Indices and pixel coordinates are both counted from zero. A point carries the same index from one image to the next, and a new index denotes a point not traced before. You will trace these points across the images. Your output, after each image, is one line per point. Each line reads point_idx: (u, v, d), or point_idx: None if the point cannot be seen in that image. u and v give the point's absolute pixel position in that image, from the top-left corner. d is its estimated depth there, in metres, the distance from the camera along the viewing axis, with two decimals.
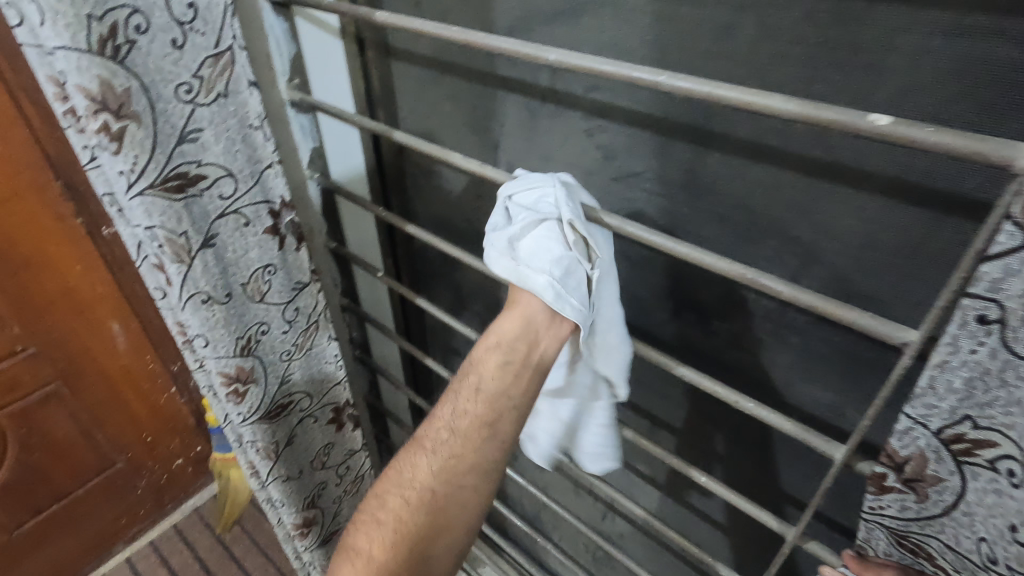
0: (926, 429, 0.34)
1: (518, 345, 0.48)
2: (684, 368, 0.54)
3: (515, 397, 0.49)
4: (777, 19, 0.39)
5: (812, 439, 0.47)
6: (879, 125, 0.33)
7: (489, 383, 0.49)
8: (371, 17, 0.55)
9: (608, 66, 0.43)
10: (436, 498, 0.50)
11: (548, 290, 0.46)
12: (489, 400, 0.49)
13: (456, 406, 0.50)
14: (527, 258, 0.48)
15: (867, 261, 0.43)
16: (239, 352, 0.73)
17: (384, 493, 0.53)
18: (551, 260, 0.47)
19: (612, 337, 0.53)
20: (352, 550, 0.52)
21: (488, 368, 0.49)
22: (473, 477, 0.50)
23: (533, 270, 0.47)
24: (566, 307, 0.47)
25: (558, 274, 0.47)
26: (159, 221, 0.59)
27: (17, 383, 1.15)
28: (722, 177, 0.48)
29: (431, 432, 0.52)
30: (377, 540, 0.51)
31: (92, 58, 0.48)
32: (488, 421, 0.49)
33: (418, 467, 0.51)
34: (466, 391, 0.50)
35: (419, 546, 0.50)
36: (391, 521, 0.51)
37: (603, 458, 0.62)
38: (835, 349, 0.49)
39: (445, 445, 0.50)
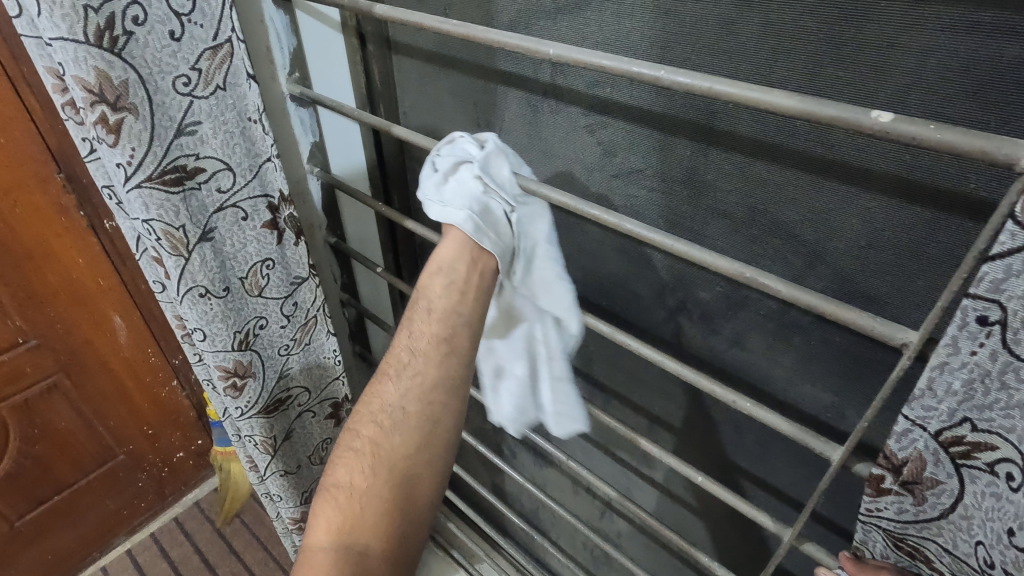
0: (924, 430, 0.34)
1: (458, 267, 0.53)
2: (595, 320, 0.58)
3: (465, 313, 0.53)
4: (782, 14, 0.39)
5: (811, 440, 0.47)
6: (881, 123, 0.32)
7: (438, 301, 0.53)
8: (371, 10, 0.55)
9: (606, 61, 0.42)
10: (405, 417, 0.52)
11: (468, 223, 0.51)
12: (441, 317, 0.53)
13: (413, 328, 0.54)
14: (451, 196, 0.52)
15: (869, 261, 0.43)
16: (237, 347, 0.73)
17: (357, 426, 0.55)
18: (469, 197, 0.52)
19: (548, 272, 0.55)
20: (334, 483, 0.54)
21: (435, 291, 0.53)
22: (441, 392, 0.52)
23: (455, 208, 0.51)
24: (485, 239, 0.51)
25: (476, 209, 0.51)
26: (156, 214, 0.59)
27: (19, 375, 1.15)
28: (724, 175, 0.47)
29: (394, 360, 0.54)
30: (356, 469, 0.53)
31: (89, 49, 0.48)
32: (444, 337, 0.52)
33: (386, 393, 0.53)
34: (420, 313, 0.54)
35: (398, 468, 0.52)
36: (367, 448, 0.53)
37: (569, 418, 0.63)
38: (835, 349, 0.48)
39: (408, 368, 0.53)
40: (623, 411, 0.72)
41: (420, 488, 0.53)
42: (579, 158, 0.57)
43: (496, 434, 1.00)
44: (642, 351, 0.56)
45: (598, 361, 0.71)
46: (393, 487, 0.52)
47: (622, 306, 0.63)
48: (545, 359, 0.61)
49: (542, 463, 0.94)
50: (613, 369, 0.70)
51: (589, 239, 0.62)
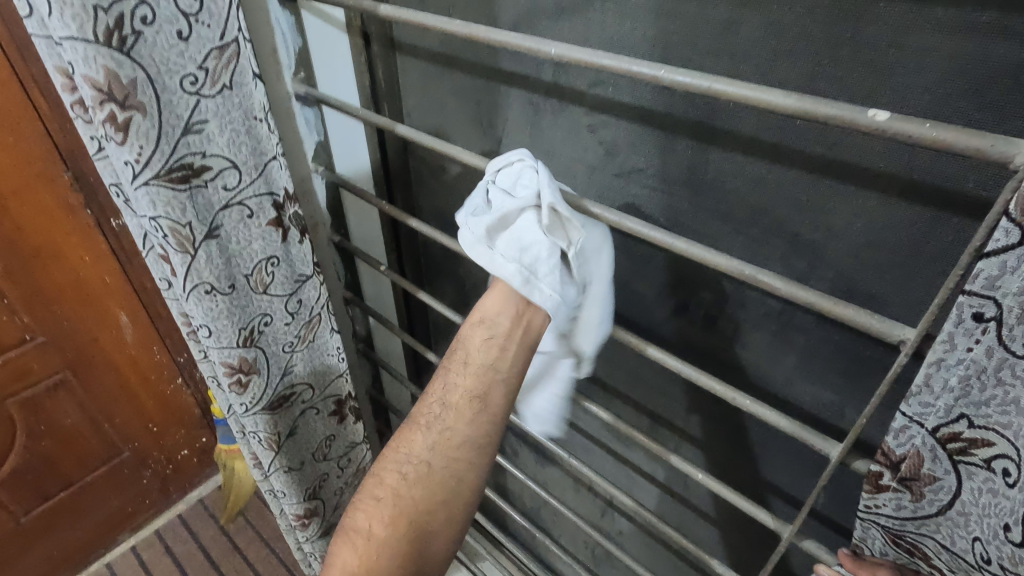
0: (922, 427, 0.34)
1: (501, 322, 0.50)
2: (659, 351, 0.55)
3: (502, 371, 0.51)
4: (781, 15, 0.39)
5: (810, 437, 0.47)
6: (877, 121, 0.32)
7: (475, 357, 0.51)
8: (375, 11, 0.55)
9: (608, 61, 0.43)
10: (432, 472, 0.52)
11: (517, 277, 0.47)
12: (477, 374, 0.51)
13: (447, 381, 0.53)
14: (500, 244, 0.49)
15: (869, 260, 0.43)
16: (242, 343, 0.74)
17: (383, 470, 0.55)
18: (522, 247, 0.48)
19: (594, 314, 0.54)
20: (353, 528, 0.55)
21: (474, 344, 0.51)
22: (469, 451, 0.52)
23: (505, 258, 0.48)
24: (536, 294, 0.48)
25: (528, 262, 0.48)
26: (163, 212, 0.60)
27: (26, 371, 1.16)
28: (724, 174, 0.47)
29: (425, 411, 0.54)
30: (376, 517, 0.53)
31: (98, 48, 0.49)
32: (478, 395, 0.51)
33: (414, 443, 0.53)
34: (456, 364, 0.52)
35: (418, 521, 0.53)
36: (389, 498, 0.53)
37: (546, 423, 0.62)
38: (835, 348, 0.49)
39: (438, 421, 0.52)
40: (624, 410, 0.72)
41: (437, 543, 0.54)
42: (581, 158, 0.57)
43: None
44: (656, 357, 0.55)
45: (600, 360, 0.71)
46: (411, 542, 0.53)
47: (625, 305, 0.64)
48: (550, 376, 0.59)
49: (543, 462, 0.95)
50: (615, 368, 0.70)
51: None
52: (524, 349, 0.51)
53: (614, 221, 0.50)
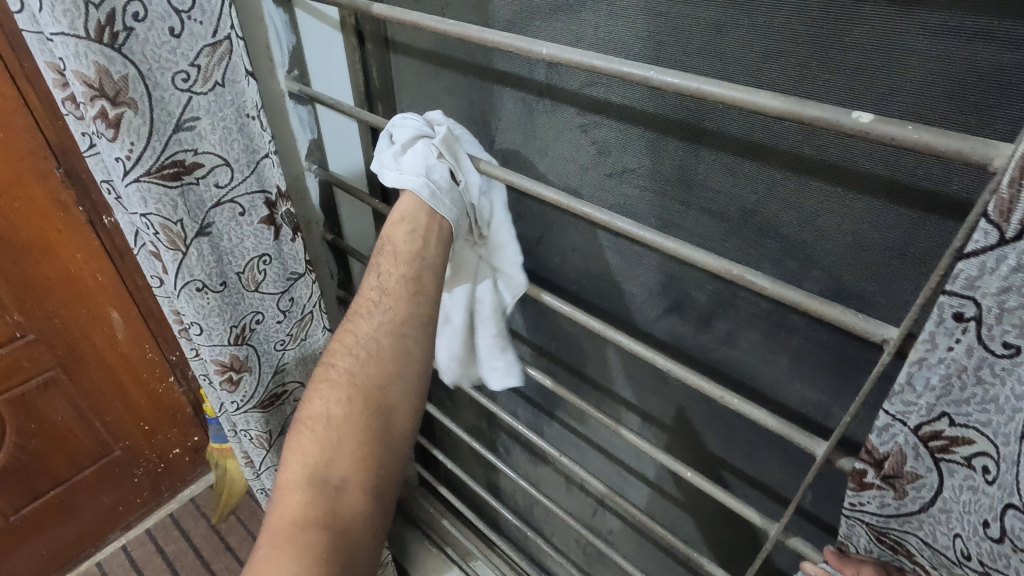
0: (904, 425, 0.34)
1: (419, 216, 0.57)
2: (549, 296, 0.63)
3: (429, 256, 0.57)
4: (770, 19, 0.40)
5: (796, 436, 0.48)
6: (861, 123, 0.33)
7: (404, 247, 0.57)
8: (369, 9, 0.56)
9: (598, 61, 0.43)
10: (379, 347, 0.57)
11: (425, 190, 0.55)
12: (408, 260, 0.57)
13: (380, 271, 0.59)
14: (407, 165, 0.56)
15: (857, 261, 0.43)
16: (233, 341, 0.74)
17: (334, 360, 0.59)
18: (427, 167, 0.56)
19: (501, 236, 0.63)
20: (309, 418, 0.57)
21: (400, 236, 0.57)
22: (411, 325, 0.57)
23: (413, 175, 0.56)
24: (439, 204, 0.56)
25: (433, 179, 0.56)
26: (154, 209, 0.59)
27: (16, 369, 1.16)
28: (714, 175, 0.48)
29: (365, 300, 0.59)
30: (331, 401, 0.56)
31: (89, 44, 0.49)
32: (412, 276, 0.57)
33: (359, 328, 0.58)
34: (386, 257, 0.58)
35: (374, 399, 0.56)
36: (344, 380, 0.57)
37: (500, 374, 0.71)
38: (823, 348, 0.49)
39: (380, 304, 0.58)
40: (615, 408, 0.73)
41: (398, 419, 0.57)
42: (573, 157, 0.58)
43: (491, 432, 1.01)
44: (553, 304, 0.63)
45: (591, 359, 0.72)
46: (370, 418, 0.56)
47: (616, 304, 0.64)
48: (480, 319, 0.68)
49: (536, 461, 0.95)
50: (606, 367, 0.71)
51: (581, 237, 0.63)
52: (441, 241, 0.58)
53: (521, 185, 0.56)
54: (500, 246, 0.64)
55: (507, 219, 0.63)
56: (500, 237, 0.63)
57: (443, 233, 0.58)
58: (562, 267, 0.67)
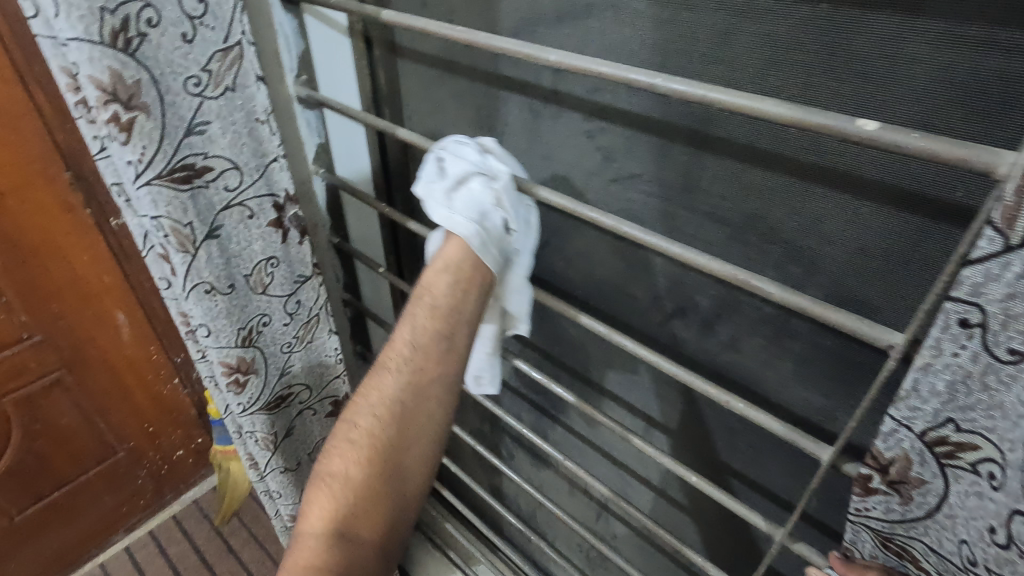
0: (910, 431, 0.34)
1: (463, 266, 0.56)
2: (588, 317, 0.61)
3: (465, 311, 0.57)
4: (775, 27, 0.40)
5: (801, 440, 0.48)
6: (867, 130, 0.33)
7: (443, 300, 0.57)
8: (377, 16, 0.56)
9: (605, 68, 0.44)
10: (405, 412, 0.58)
11: (474, 237, 0.55)
12: (445, 315, 0.57)
13: (415, 323, 0.58)
14: (459, 206, 0.55)
15: (862, 266, 0.44)
16: (240, 343, 0.74)
17: (355, 416, 0.59)
18: (479, 212, 0.55)
19: (518, 279, 0.61)
20: (327, 476, 0.58)
21: (440, 288, 0.57)
22: (437, 386, 0.58)
23: (465, 219, 0.55)
24: (487, 255, 0.56)
25: (483, 226, 0.56)
26: (165, 212, 0.60)
27: (22, 370, 1.17)
28: (719, 181, 0.48)
29: (394, 352, 0.58)
30: (351, 461, 0.57)
31: (104, 49, 0.50)
32: (446, 333, 0.57)
33: (385, 385, 0.58)
34: (423, 309, 0.57)
35: (393, 462, 0.58)
36: (364, 439, 0.57)
37: (484, 381, 0.70)
38: (827, 352, 0.49)
39: (409, 363, 0.57)
40: (619, 412, 0.73)
41: (412, 480, 0.59)
42: (578, 163, 0.58)
43: (494, 435, 1.01)
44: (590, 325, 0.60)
45: (595, 363, 0.72)
46: (387, 480, 0.58)
47: (620, 309, 0.64)
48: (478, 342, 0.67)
49: (539, 464, 0.95)
50: (610, 371, 0.71)
51: (586, 242, 0.63)
52: (480, 292, 0.58)
53: (567, 207, 0.54)
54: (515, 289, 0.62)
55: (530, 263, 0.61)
56: (518, 279, 0.61)
57: (483, 281, 0.57)
58: (567, 271, 0.67)
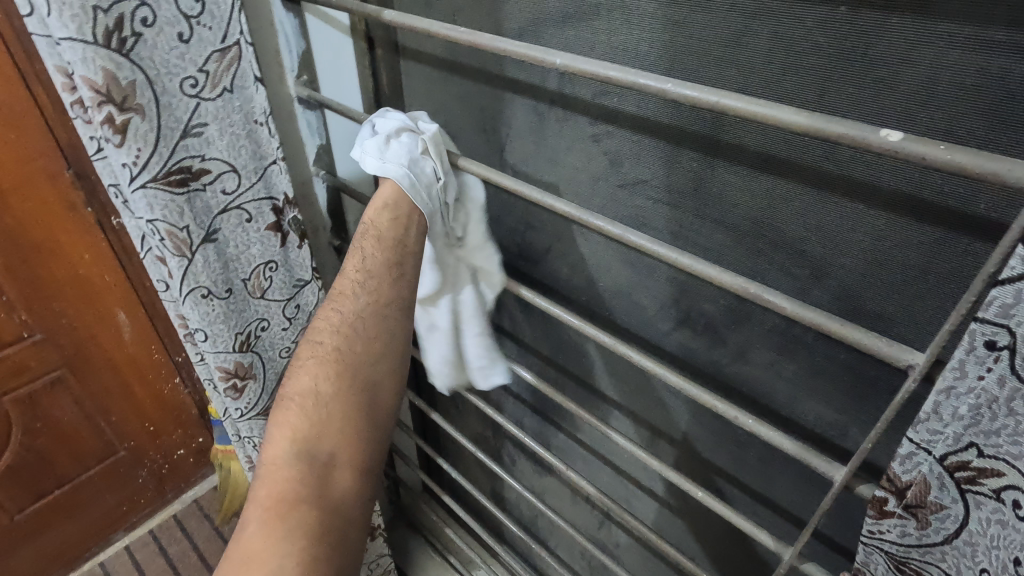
0: (928, 454, 0.33)
1: (403, 203, 0.59)
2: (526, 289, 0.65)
3: (413, 238, 0.59)
4: (790, 30, 0.38)
5: (814, 459, 0.46)
6: (890, 141, 0.32)
7: (387, 232, 0.59)
8: (379, 15, 0.55)
9: (614, 72, 0.42)
10: (367, 327, 0.58)
11: (406, 178, 0.56)
12: (390, 245, 0.58)
13: (364, 255, 0.59)
14: (390, 154, 0.57)
15: (879, 279, 0.42)
16: (238, 348, 0.73)
17: (317, 338, 0.59)
18: (409, 158, 0.57)
19: (477, 235, 0.66)
20: (294, 395, 0.57)
21: (384, 221, 0.59)
22: (396, 307, 0.59)
23: (396, 164, 0.56)
24: (419, 196, 0.57)
25: (414, 170, 0.57)
26: (160, 215, 0.59)
27: (22, 369, 1.16)
28: (730, 188, 0.47)
29: (348, 281, 0.59)
30: (320, 377, 0.57)
31: (97, 50, 0.48)
32: (396, 260, 0.58)
33: (343, 306, 0.58)
34: (369, 241, 0.59)
35: (362, 376, 0.58)
36: (331, 357, 0.57)
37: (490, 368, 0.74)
38: (840, 366, 0.48)
39: (366, 283, 0.58)
40: (623, 421, 0.72)
41: (384, 396, 0.59)
42: (583, 167, 0.57)
43: (496, 440, 0.99)
44: (562, 317, 0.61)
45: (600, 370, 0.70)
46: (360, 393, 0.57)
47: (625, 316, 0.63)
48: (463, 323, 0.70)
49: (541, 471, 0.94)
50: (614, 379, 0.69)
51: (591, 247, 0.62)
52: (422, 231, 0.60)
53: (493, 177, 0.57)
54: (478, 245, 0.67)
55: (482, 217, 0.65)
56: (475, 237, 0.66)
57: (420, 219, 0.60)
58: (570, 277, 0.66)
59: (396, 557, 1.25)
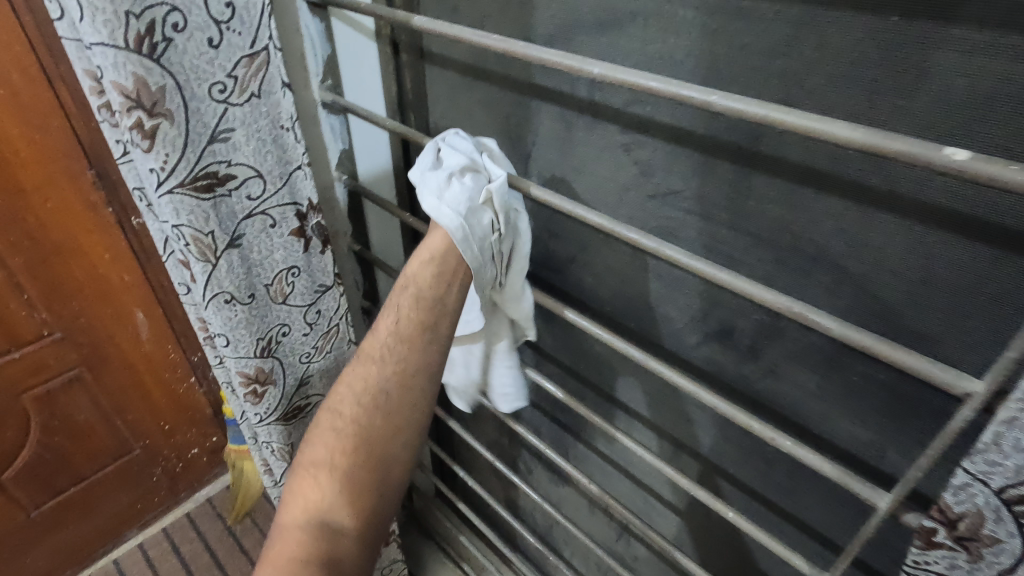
0: (986, 486, 0.32)
1: (449, 259, 0.56)
2: (572, 312, 0.62)
3: (450, 304, 0.57)
4: (837, 39, 0.37)
5: (855, 485, 0.44)
6: (955, 161, 0.30)
7: (426, 291, 0.56)
8: (408, 21, 0.54)
9: (655, 82, 0.41)
10: (388, 400, 0.57)
11: (459, 229, 0.53)
12: (426, 307, 0.56)
13: (399, 314, 0.57)
14: (449, 197, 0.53)
15: (924, 298, 0.40)
16: (259, 353, 0.73)
17: (339, 405, 0.58)
18: (468, 205, 0.53)
19: (518, 286, 0.62)
20: (310, 464, 0.58)
21: (424, 280, 0.56)
22: (421, 378, 0.58)
23: (452, 211, 0.53)
24: (469, 250, 0.53)
25: (469, 220, 0.53)
26: (186, 220, 0.59)
27: (42, 366, 1.17)
28: (766, 201, 0.45)
29: (377, 343, 0.58)
30: (336, 450, 0.57)
31: (129, 55, 0.48)
32: (429, 324, 0.57)
33: (368, 374, 0.57)
34: (407, 298, 0.57)
35: (376, 451, 0.57)
36: (349, 429, 0.57)
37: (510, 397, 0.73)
38: (878, 386, 0.46)
39: (393, 354, 0.57)
40: (647, 435, 0.70)
41: (397, 470, 0.59)
42: (612, 176, 0.56)
43: (512, 449, 0.99)
44: (589, 329, 0.60)
45: (623, 382, 0.69)
46: (373, 468, 0.57)
47: (651, 328, 0.61)
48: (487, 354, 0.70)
49: (558, 481, 0.93)
50: (637, 391, 0.68)
51: (617, 258, 0.61)
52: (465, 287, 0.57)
53: (563, 207, 0.54)
54: (517, 296, 0.63)
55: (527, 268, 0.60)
56: (517, 286, 0.62)
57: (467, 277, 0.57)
58: (595, 287, 0.65)
59: (408, 562, 1.25)
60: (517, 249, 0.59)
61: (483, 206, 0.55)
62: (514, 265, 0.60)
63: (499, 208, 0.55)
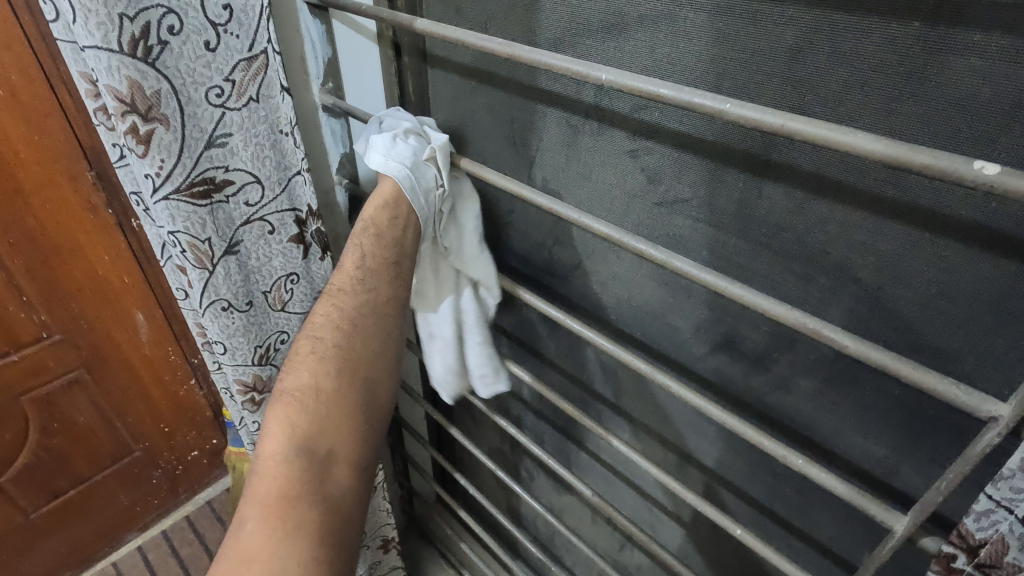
0: (1010, 513, 0.30)
1: (402, 205, 0.58)
2: (526, 292, 0.64)
3: (408, 243, 0.59)
4: (854, 46, 0.36)
5: (870, 506, 0.43)
6: (984, 175, 0.29)
7: (386, 232, 0.58)
8: (410, 23, 0.53)
9: (664, 89, 0.40)
10: (366, 324, 0.57)
11: (406, 178, 0.57)
12: (389, 245, 0.58)
13: (364, 251, 0.58)
14: (395, 152, 0.58)
15: (943, 313, 0.39)
16: (257, 361, 0.72)
17: (317, 331, 0.56)
18: (412, 159, 0.58)
19: (473, 245, 0.65)
20: (291, 391, 0.54)
21: (382, 220, 0.58)
22: (392, 308, 0.59)
23: (398, 163, 0.57)
24: (416, 199, 0.58)
25: (415, 172, 0.58)
26: (182, 227, 0.57)
27: (41, 368, 1.16)
28: (778, 211, 0.44)
29: (346, 276, 0.58)
30: (321, 373, 0.54)
31: (123, 58, 0.47)
32: (393, 260, 0.58)
33: (345, 302, 0.57)
34: (368, 236, 0.58)
35: (360, 375, 0.56)
36: (333, 354, 0.55)
37: (488, 377, 0.73)
38: (893, 402, 0.45)
39: (367, 281, 0.57)
40: (651, 445, 0.69)
41: (379, 396, 0.58)
42: (619, 183, 0.54)
43: (513, 456, 0.97)
44: (597, 341, 0.58)
45: (627, 391, 0.68)
46: (359, 391, 0.56)
47: (656, 338, 0.60)
48: (460, 331, 0.70)
49: (560, 490, 0.92)
50: (642, 401, 0.67)
51: (622, 265, 0.59)
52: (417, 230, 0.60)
53: (515, 189, 0.55)
54: (473, 254, 0.65)
55: (479, 228, 0.65)
56: (472, 247, 0.65)
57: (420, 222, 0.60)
58: (600, 295, 0.64)
59: (409, 570, 1.23)
60: (463, 208, 0.65)
61: (427, 162, 0.60)
62: (465, 225, 0.65)
63: (443, 164, 0.60)
